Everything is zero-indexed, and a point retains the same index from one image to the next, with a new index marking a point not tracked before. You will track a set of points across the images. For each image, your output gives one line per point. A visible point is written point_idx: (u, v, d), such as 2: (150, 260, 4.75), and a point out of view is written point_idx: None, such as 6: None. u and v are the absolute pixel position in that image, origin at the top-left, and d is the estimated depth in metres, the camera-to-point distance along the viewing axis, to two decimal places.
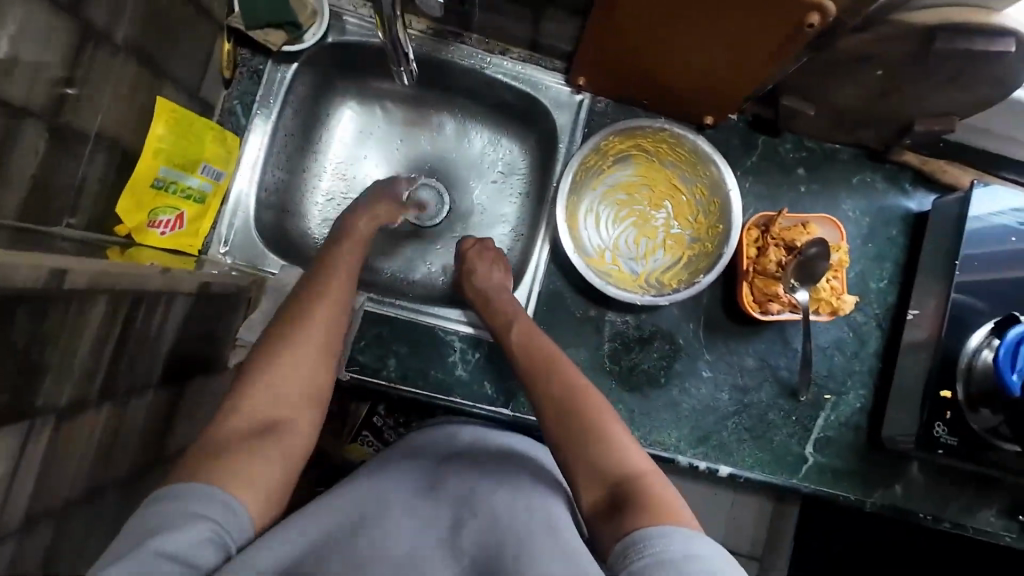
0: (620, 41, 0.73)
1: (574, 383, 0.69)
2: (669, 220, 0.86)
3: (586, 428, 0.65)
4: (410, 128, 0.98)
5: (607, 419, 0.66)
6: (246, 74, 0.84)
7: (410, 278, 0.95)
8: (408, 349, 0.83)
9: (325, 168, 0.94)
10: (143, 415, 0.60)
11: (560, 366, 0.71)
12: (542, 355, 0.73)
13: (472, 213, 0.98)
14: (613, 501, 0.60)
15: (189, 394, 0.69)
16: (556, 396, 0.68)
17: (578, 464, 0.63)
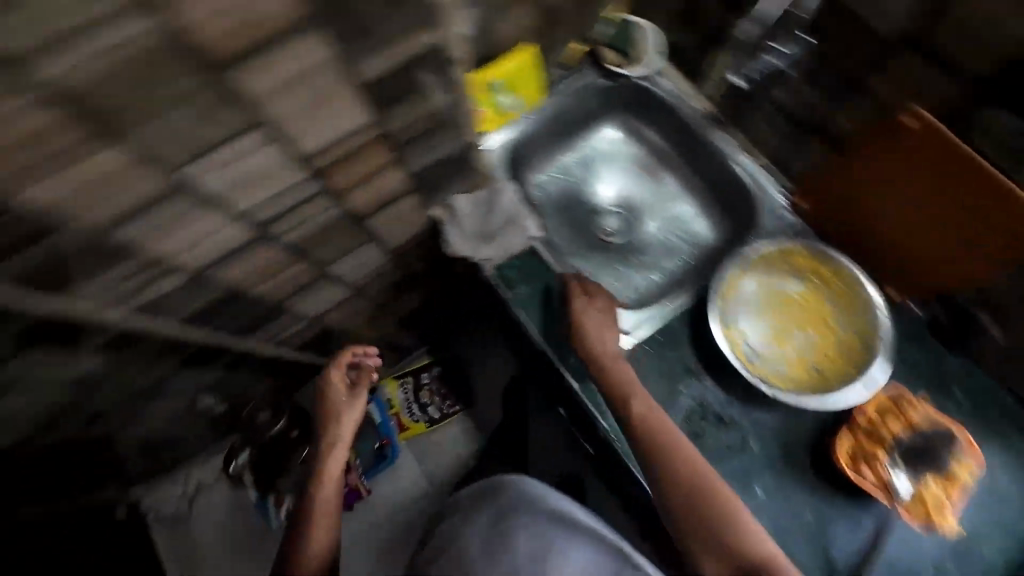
0: (852, 182, 0.87)
1: (690, 467, 0.78)
2: (807, 344, 0.91)
3: (709, 510, 0.76)
4: (641, 172, 1.23)
5: (721, 501, 0.76)
6: (574, 70, 1.14)
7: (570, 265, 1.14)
8: (542, 289, 0.99)
9: (568, 155, 1.23)
10: (386, 182, 0.82)
11: (678, 453, 0.79)
12: (660, 436, 0.81)
13: (641, 252, 1.17)
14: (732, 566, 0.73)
15: (403, 202, 0.92)
16: (678, 486, 0.77)
17: (696, 538, 0.75)
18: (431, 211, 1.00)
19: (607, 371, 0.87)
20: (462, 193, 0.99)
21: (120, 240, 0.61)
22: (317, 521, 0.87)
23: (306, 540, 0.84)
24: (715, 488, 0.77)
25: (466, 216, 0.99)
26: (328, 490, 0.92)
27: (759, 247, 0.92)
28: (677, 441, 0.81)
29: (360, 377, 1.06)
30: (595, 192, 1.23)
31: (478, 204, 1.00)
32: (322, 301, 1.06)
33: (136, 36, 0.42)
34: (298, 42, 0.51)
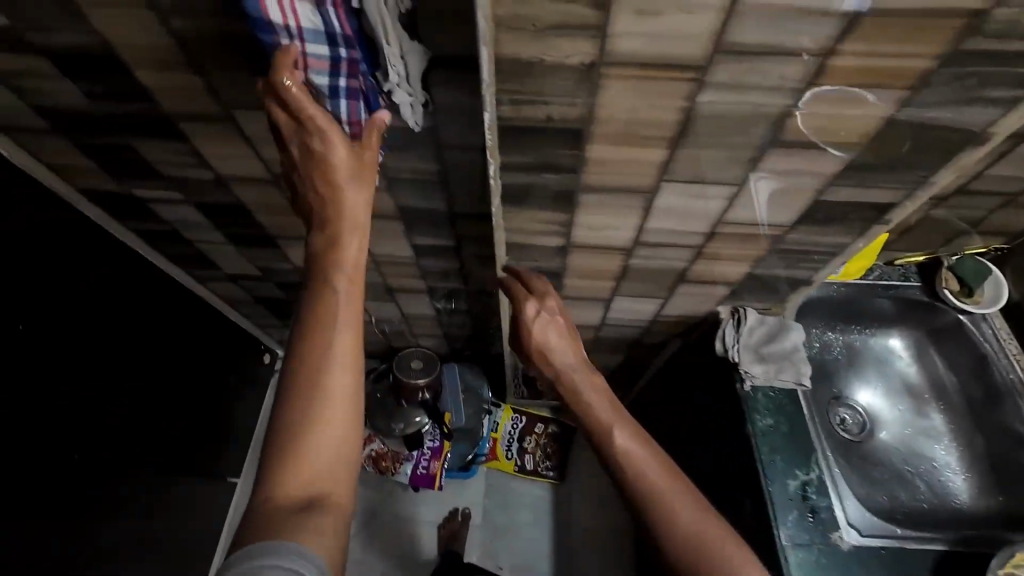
0: None
1: (669, 495, 0.68)
2: None
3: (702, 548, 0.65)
4: (910, 394, 1.18)
5: (703, 532, 0.65)
6: (900, 271, 1.17)
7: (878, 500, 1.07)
8: (786, 431, 0.97)
9: (845, 336, 1.23)
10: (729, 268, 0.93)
11: (651, 474, 0.70)
12: (630, 456, 0.72)
13: (874, 464, 1.12)
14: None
15: (715, 285, 1.01)
16: (659, 516, 0.67)
17: None
18: (720, 307, 1.10)
19: (580, 405, 0.81)
20: (755, 308, 1.08)
21: (576, 203, 0.78)
22: (337, 323, 0.65)
23: (338, 367, 0.64)
24: (690, 516, 0.66)
25: (750, 329, 1.05)
26: (341, 299, 0.66)
27: None
28: (652, 462, 0.71)
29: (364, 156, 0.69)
30: (850, 385, 1.21)
31: (763, 326, 1.05)
32: (574, 317, 1.19)
33: (771, 107, 0.58)
34: (829, 154, 0.65)
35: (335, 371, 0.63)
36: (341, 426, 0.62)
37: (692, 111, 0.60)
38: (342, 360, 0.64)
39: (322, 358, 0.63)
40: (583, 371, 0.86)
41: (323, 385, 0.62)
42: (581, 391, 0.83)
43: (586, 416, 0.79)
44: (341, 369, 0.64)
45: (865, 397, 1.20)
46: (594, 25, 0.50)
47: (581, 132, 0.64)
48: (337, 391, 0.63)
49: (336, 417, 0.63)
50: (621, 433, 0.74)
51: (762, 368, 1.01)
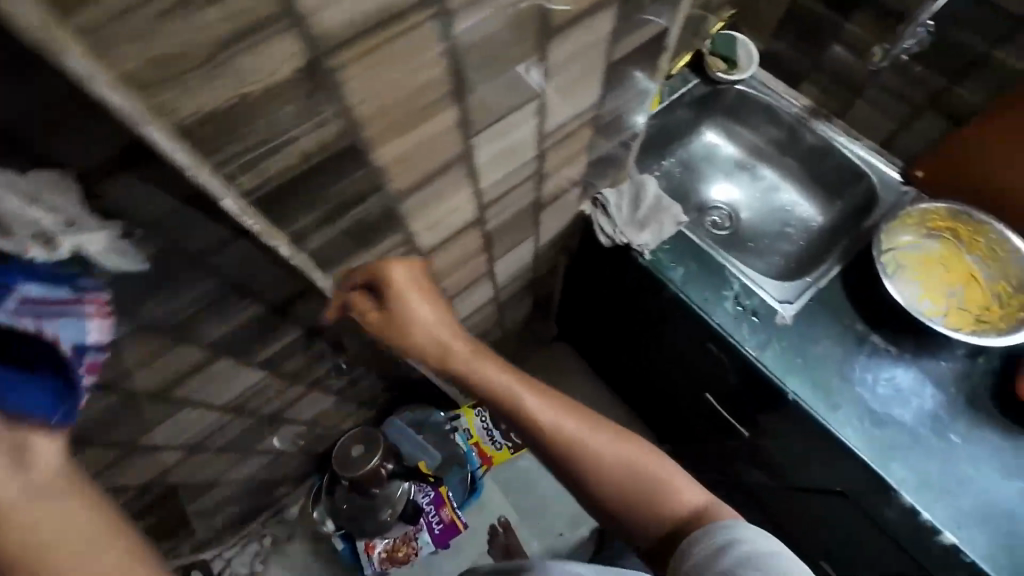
0: (977, 151, 1.00)
1: (626, 456, 0.75)
2: (957, 298, 0.98)
3: (643, 472, 0.74)
4: (742, 167, 1.33)
5: (636, 460, 0.75)
6: (680, 77, 1.26)
7: (764, 264, 1.23)
8: (698, 267, 1.02)
9: (672, 159, 1.34)
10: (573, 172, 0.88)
11: (575, 434, 0.76)
12: (572, 437, 0.76)
13: (755, 237, 1.28)
14: (668, 544, 0.72)
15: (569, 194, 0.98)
16: (609, 480, 0.74)
17: (632, 517, 0.75)
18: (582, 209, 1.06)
19: (509, 408, 0.78)
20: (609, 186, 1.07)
21: (401, 216, 0.64)
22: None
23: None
24: (613, 449, 0.75)
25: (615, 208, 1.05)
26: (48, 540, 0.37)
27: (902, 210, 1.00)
28: (597, 438, 0.76)
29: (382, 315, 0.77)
30: (703, 190, 1.33)
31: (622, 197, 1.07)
32: (472, 304, 1.09)
33: (526, 0, 0.49)
34: (601, 13, 0.59)
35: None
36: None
37: (455, 50, 0.48)
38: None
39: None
40: (448, 343, 0.78)
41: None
42: (460, 351, 0.78)
43: (519, 420, 0.77)
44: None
45: (718, 193, 1.33)
46: (272, 17, 0.34)
47: (352, 148, 0.49)
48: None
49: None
50: (551, 418, 0.77)
51: (647, 231, 1.05)
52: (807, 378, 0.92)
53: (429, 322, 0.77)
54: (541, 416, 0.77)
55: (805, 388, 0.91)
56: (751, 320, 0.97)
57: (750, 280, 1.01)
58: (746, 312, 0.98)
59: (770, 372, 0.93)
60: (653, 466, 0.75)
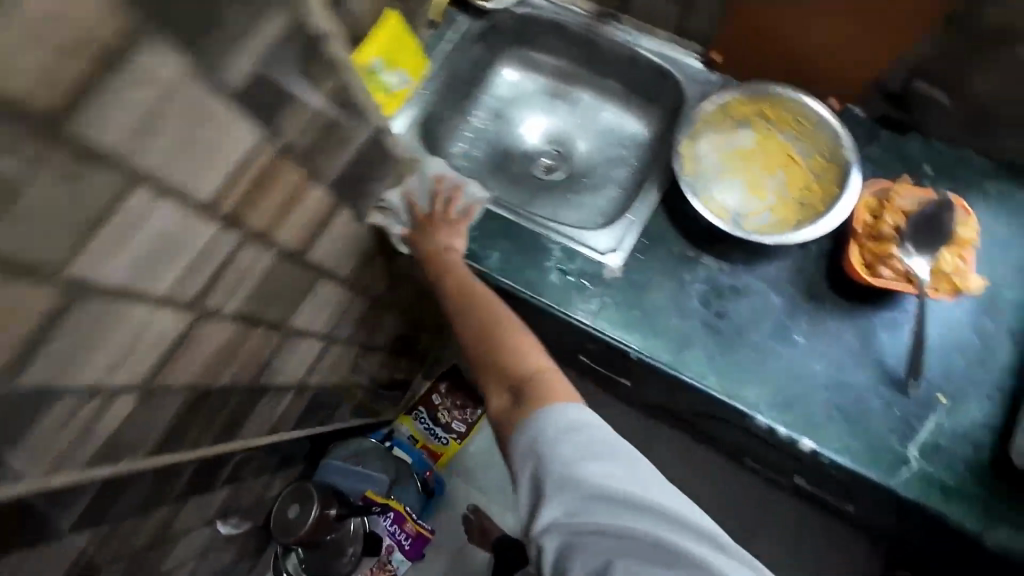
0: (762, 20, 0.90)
1: (519, 338, 0.76)
2: (780, 187, 0.90)
3: (501, 349, 0.75)
4: (554, 97, 1.18)
5: (504, 337, 0.76)
6: (446, 21, 1.07)
7: (602, 200, 1.12)
8: (513, 245, 0.93)
9: (478, 114, 1.18)
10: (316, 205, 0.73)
11: (457, 291, 0.82)
12: (492, 329, 0.77)
13: (588, 171, 1.16)
14: (513, 395, 0.70)
15: (338, 222, 0.83)
16: (494, 347, 0.75)
17: (492, 384, 0.73)
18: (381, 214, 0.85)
19: (448, 303, 0.83)
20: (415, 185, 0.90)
21: (41, 390, 0.50)
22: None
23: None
24: (482, 322, 0.78)
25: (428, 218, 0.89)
26: None
27: (700, 109, 0.89)
28: (515, 330, 0.77)
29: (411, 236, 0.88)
30: (521, 136, 1.18)
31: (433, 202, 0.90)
32: (299, 365, 0.98)
33: None
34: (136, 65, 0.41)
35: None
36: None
37: None
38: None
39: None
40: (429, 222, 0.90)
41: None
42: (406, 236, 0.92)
43: (454, 314, 0.81)
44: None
45: (538, 134, 1.19)
46: None
47: None
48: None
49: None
50: (492, 316, 0.79)
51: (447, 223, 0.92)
52: (646, 330, 0.86)
53: (454, 248, 0.90)
54: (482, 313, 0.79)
55: (645, 340, 0.85)
56: (580, 285, 0.89)
57: (569, 241, 0.92)
58: (573, 277, 0.89)
59: (610, 336, 0.86)
60: (520, 339, 0.76)
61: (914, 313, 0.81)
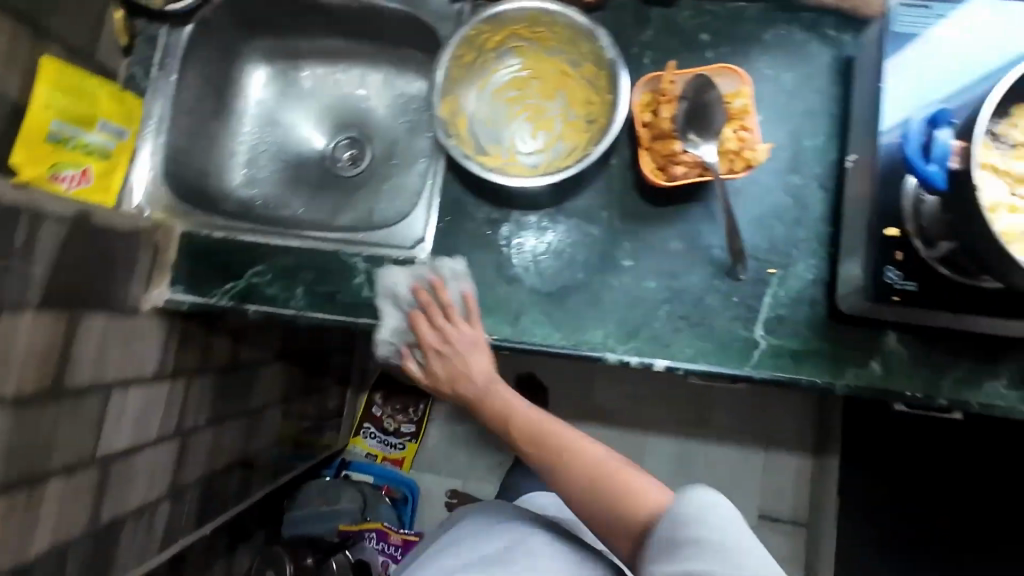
0: None
1: (620, 471, 0.65)
2: (564, 109, 0.82)
3: (582, 479, 0.65)
4: (325, 83, 1.05)
5: (601, 456, 0.66)
6: (143, 40, 0.89)
7: (412, 176, 1.01)
8: (313, 274, 0.82)
9: (247, 130, 1.03)
10: (42, 328, 0.66)
11: (520, 419, 0.72)
12: (601, 471, 0.65)
13: (391, 151, 1.05)
14: (642, 547, 0.61)
15: (91, 332, 0.72)
16: (618, 495, 0.63)
17: (600, 525, 0.65)
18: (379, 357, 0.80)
19: (521, 444, 0.71)
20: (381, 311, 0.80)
21: None
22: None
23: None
24: (568, 436, 0.69)
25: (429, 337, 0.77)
26: None
27: (446, 53, 0.75)
28: (598, 454, 0.67)
29: (440, 369, 0.77)
30: (307, 139, 1.06)
31: (448, 313, 0.76)
32: (153, 477, 0.89)
33: None
34: None
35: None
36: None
37: None
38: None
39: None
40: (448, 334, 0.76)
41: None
42: (438, 371, 0.78)
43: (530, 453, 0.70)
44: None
45: (326, 131, 1.07)
46: None
47: None
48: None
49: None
50: (577, 448, 0.68)
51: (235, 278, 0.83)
52: None
53: (496, 375, 0.76)
54: (556, 446, 0.68)
55: (480, 322, 0.80)
56: (396, 291, 0.81)
57: (371, 248, 0.83)
58: (385, 285, 0.81)
59: None
60: (575, 449, 0.68)
61: (722, 197, 0.77)
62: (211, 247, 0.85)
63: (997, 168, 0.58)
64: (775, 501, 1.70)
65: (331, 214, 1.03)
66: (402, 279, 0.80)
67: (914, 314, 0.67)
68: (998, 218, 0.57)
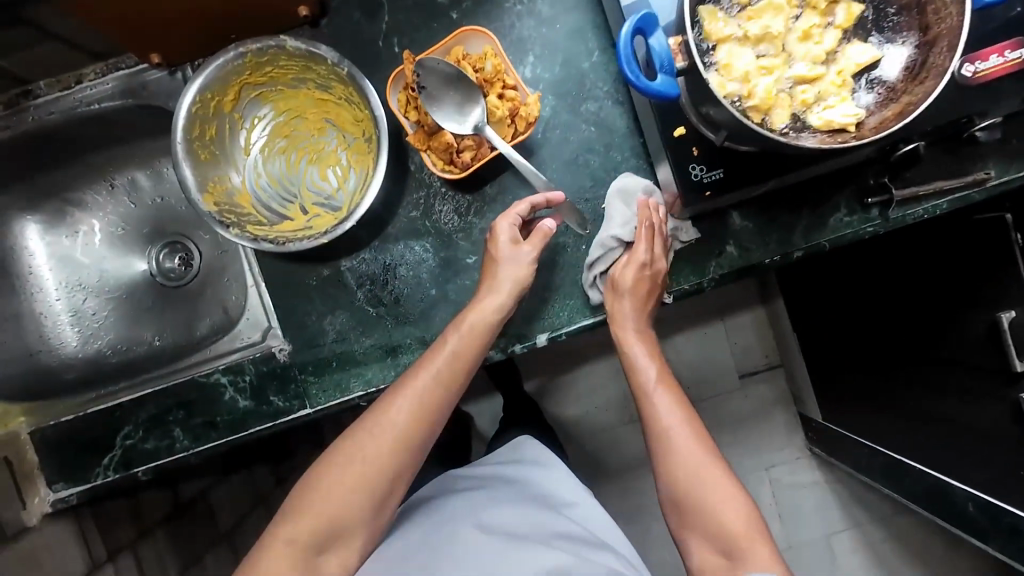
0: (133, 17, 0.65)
1: (703, 467, 0.72)
2: (340, 136, 0.76)
3: (671, 433, 0.75)
4: (110, 203, 0.95)
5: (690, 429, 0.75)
6: None
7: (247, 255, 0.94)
8: (184, 410, 0.78)
9: (55, 287, 0.93)
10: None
11: (654, 374, 0.78)
12: (692, 461, 0.73)
13: (215, 238, 0.97)
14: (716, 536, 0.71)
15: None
16: (695, 491, 0.72)
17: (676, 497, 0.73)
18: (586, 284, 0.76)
19: (648, 402, 0.78)
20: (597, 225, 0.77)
21: None
22: (289, 525, 0.63)
23: (334, 469, 0.64)
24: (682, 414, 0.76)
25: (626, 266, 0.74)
26: None
27: (179, 144, 0.67)
28: (689, 443, 0.74)
29: (641, 285, 0.74)
30: (125, 266, 0.97)
31: (659, 238, 0.73)
32: None
33: None
34: None
35: (365, 452, 0.64)
36: (360, 502, 0.63)
37: None
38: (356, 489, 0.63)
39: (311, 489, 0.64)
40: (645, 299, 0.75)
41: (364, 424, 0.65)
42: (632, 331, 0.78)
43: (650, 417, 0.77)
44: (363, 439, 0.64)
45: (141, 248, 0.98)
46: None
47: None
48: (373, 452, 0.64)
49: (347, 502, 0.63)
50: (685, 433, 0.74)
51: (108, 450, 0.79)
52: (353, 371, 0.77)
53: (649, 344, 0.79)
54: (658, 422, 0.76)
55: (363, 380, 0.77)
56: (271, 387, 0.78)
57: (227, 358, 0.79)
58: (256, 388, 0.78)
59: (331, 406, 0.77)
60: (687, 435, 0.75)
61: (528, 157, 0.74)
62: (68, 432, 0.78)
63: (736, 38, 0.57)
64: (749, 358, 1.79)
65: (187, 328, 0.96)
66: (642, 187, 0.75)
67: (733, 197, 0.67)
68: (755, 87, 0.57)
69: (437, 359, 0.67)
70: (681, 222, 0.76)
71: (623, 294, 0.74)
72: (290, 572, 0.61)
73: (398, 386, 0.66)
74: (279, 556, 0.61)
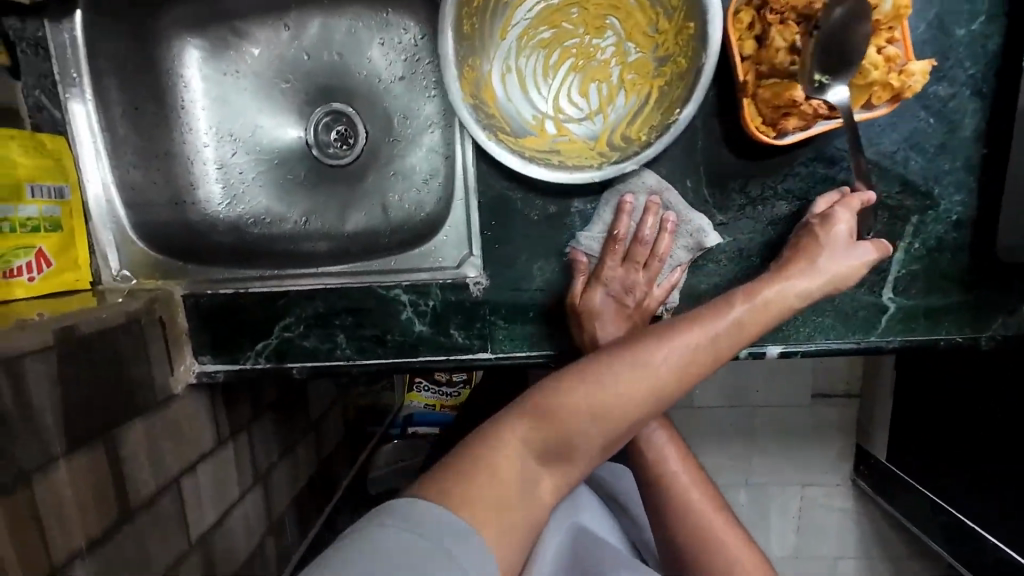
0: None
1: (709, 521, 0.66)
2: (620, 44, 0.60)
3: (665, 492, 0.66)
4: (280, 46, 0.80)
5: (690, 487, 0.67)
6: (30, 49, 0.70)
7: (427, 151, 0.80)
8: (353, 317, 0.69)
9: (205, 130, 0.78)
10: (83, 474, 0.56)
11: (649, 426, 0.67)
12: (697, 523, 0.66)
13: (388, 122, 0.83)
14: None
15: (147, 432, 0.65)
16: (700, 553, 0.66)
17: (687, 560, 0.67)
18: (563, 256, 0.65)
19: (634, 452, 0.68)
20: (727, 184, 0.63)
21: None
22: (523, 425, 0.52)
23: (586, 388, 0.51)
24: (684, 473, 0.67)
25: (609, 269, 0.65)
26: None
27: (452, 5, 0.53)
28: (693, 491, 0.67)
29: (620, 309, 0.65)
30: (277, 128, 0.82)
31: (648, 256, 0.64)
32: (250, 527, 0.87)
33: None
34: None
35: (629, 385, 0.51)
36: (600, 436, 0.52)
37: None
38: (600, 422, 0.51)
39: (549, 402, 0.52)
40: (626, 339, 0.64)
41: (626, 354, 0.53)
42: None
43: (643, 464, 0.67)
44: (626, 373, 0.51)
45: (299, 112, 0.83)
46: None
47: None
48: (629, 395, 0.51)
49: (587, 431, 0.51)
50: (695, 502, 0.66)
51: (263, 336, 0.71)
52: (550, 328, 0.68)
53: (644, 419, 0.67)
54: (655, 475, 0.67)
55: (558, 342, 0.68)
56: (453, 319, 0.68)
57: (410, 275, 0.68)
58: (435, 317, 0.69)
59: (516, 360, 0.68)
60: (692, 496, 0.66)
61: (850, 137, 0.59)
62: (225, 307, 0.72)
63: None
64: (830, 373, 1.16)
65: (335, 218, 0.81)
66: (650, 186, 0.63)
67: None
68: None
69: (723, 317, 0.54)
70: (701, 231, 0.63)
71: (599, 315, 0.64)
72: (509, 478, 0.51)
73: (671, 331, 0.53)
74: (502, 456, 0.51)
